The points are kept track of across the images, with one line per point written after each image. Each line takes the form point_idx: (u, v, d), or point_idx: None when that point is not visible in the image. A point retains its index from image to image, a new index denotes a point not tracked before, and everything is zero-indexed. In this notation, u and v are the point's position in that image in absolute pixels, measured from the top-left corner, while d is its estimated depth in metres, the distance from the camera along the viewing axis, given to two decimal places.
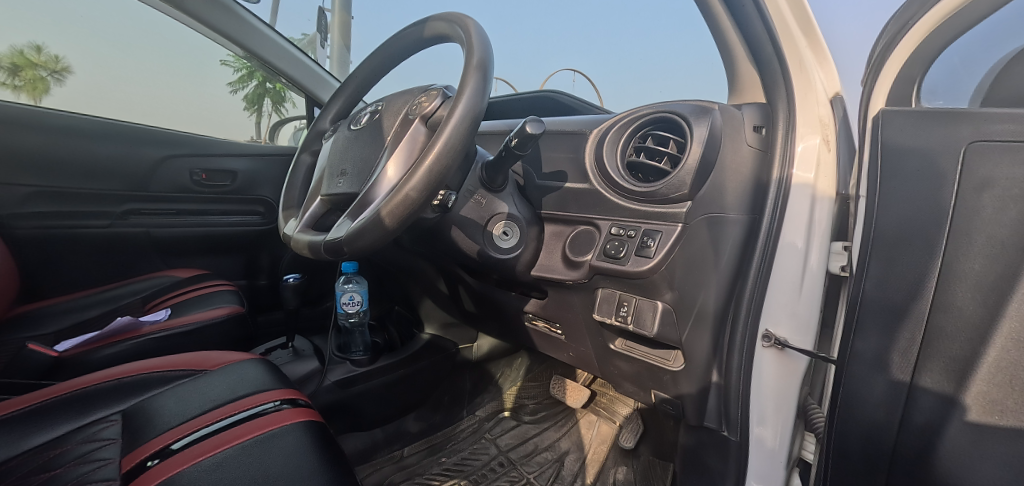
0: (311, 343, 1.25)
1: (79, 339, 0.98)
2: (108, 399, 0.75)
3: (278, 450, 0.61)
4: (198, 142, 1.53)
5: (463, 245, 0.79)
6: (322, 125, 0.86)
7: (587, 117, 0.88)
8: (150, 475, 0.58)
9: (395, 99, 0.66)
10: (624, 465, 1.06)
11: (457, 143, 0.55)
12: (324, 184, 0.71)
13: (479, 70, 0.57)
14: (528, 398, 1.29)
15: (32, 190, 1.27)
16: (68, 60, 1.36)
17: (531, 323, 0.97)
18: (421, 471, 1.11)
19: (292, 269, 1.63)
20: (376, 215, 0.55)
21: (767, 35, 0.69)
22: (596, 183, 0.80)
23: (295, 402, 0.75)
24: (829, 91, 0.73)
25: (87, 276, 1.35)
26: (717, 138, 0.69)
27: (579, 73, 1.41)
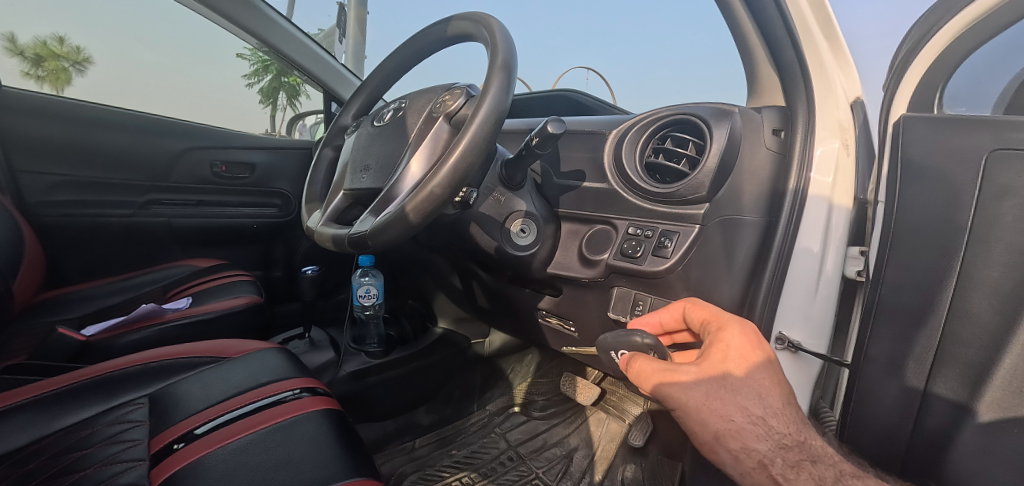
0: (327, 334, 1.28)
1: (104, 325, 1.00)
2: (135, 383, 0.77)
3: (299, 437, 0.63)
4: (218, 135, 1.55)
5: (481, 241, 0.81)
6: (344, 120, 0.88)
7: (607, 118, 0.89)
8: (178, 458, 0.60)
9: (418, 97, 0.68)
10: (632, 463, 1.08)
11: (481, 142, 0.56)
12: (347, 179, 0.73)
13: (503, 71, 0.58)
14: (538, 394, 1.30)
15: (59, 179, 1.31)
16: (89, 50, 1.40)
17: (545, 320, 0.97)
18: (431, 462, 1.13)
19: (308, 261, 1.66)
20: (400, 211, 0.56)
21: (789, 38, 0.69)
22: (613, 182, 0.80)
23: (315, 390, 0.76)
24: (850, 95, 0.73)
25: (110, 263, 1.39)
26: (737, 141, 0.69)
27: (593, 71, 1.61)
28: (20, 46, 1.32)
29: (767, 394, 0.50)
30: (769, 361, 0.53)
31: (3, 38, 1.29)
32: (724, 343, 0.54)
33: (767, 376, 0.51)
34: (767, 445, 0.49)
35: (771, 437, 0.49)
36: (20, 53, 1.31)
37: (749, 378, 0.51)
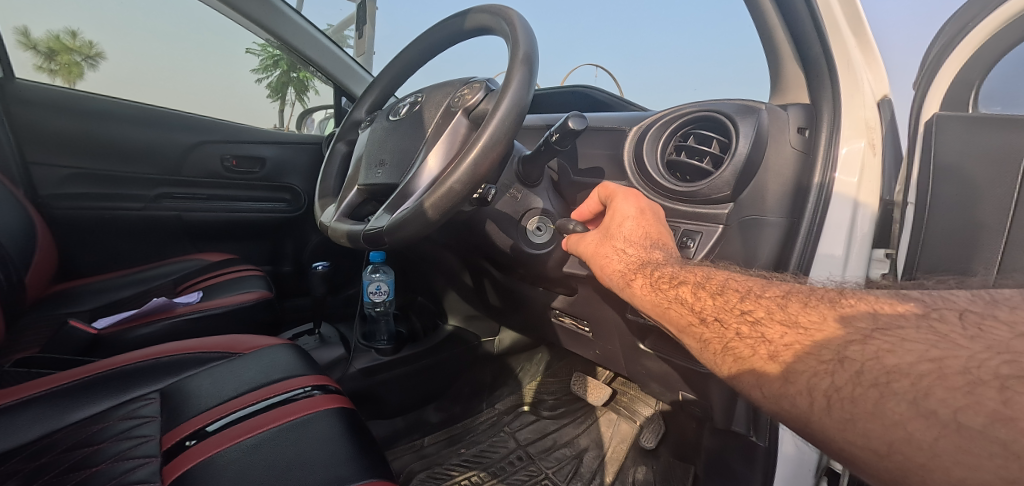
0: (337, 330, 1.28)
1: (115, 318, 1.00)
2: (146, 377, 0.77)
3: (311, 436, 0.62)
4: (230, 129, 1.55)
5: (497, 239, 0.80)
6: (357, 115, 0.87)
7: (626, 114, 0.86)
8: (191, 455, 0.59)
9: (435, 92, 0.66)
10: (643, 465, 1.06)
11: (502, 136, 0.55)
12: (362, 174, 0.72)
13: (525, 64, 0.57)
14: (547, 394, 1.29)
15: (71, 172, 1.32)
16: (101, 46, 1.40)
17: (558, 319, 0.96)
18: (441, 460, 1.13)
19: (317, 256, 1.65)
20: (418, 207, 0.55)
21: (816, 34, 0.68)
22: (633, 179, 0.78)
23: (326, 387, 0.75)
24: (877, 93, 0.71)
25: (121, 257, 1.40)
26: (764, 140, 0.67)
27: (602, 67, 1.29)
28: (34, 40, 1.33)
29: (637, 235, 0.63)
30: (644, 214, 0.65)
31: (18, 33, 1.30)
32: (612, 206, 0.67)
33: (641, 224, 0.64)
34: (622, 263, 0.60)
35: (624, 258, 0.61)
36: (33, 47, 1.32)
37: (624, 226, 0.64)
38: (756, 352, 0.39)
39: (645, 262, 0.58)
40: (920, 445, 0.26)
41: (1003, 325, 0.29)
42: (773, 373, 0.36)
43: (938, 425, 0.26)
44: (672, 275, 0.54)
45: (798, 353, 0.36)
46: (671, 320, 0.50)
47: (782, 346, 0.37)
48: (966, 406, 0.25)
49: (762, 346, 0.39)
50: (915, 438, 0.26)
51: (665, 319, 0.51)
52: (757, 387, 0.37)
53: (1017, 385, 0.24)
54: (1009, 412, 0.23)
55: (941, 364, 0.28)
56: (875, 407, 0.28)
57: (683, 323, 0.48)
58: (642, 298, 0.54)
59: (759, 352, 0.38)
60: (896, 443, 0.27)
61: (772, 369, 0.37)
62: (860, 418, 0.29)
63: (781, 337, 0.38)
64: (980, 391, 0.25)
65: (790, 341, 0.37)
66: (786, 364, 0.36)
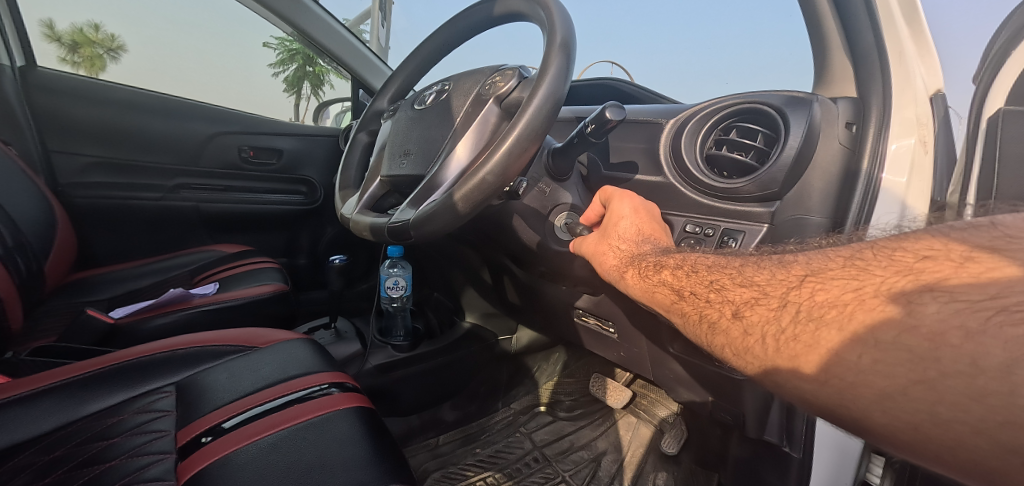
0: (353, 325, 1.26)
1: (132, 308, 1.00)
2: (162, 369, 0.75)
3: (332, 437, 0.60)
4: (248, 120, 1.53)
5: (523, 235, 0.77)
6: (380, 104, 0.84)
7: (661, 107, 0.83)
8: (207, 452, 0.58)
9: (464, 79, 0.63)
10: (663, 471, 1.04)
11: (537, 127, 0.52)
12: (385, 165, 0.70)
13: (563, 50, 0.53)
14: (564, 395, 1.26)
15: (92, 161, 1.32)
16: (123, 38, 1.39)
17: (582, 319, 0.92)
18: (455, 460, 1.11)
19: (333, 249, 1.64)
20: (448, 199, 0.52)
21: (869, 18, 0.64)
22: (670, 174, 0.74)
23: (344, 385, 0.73)
24: (930, 88, 0.65)
25: (138, 247, 1.40)
26: (816, 134, 0.63)
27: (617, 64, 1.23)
28: (58, 32, 1.33)
29: (634, 232, 0.62)
30: (643, 215, 0.64)
31: (43, 25, 1.31)
32: (608, 207, 0.66)
33: (639, 222, 0.63)
34: (615, 257, 0.60)
35: (617, 252, 0.60)
36: (57, 39, 1.32)
37: (620, 225, 0.63)
38: (724, 316, 0.43)
39: (634, 252, 0.59)
40: (855, 366, 0.30)
41: (911, 254, 0.33)
42: (738, 330, 0.41)
43: (860, 343, 0.31)
44: (655, 259, 0.55)
45: (757, 310, 0.40)
46: (656, 302, 0.51)
47: (747, 314, 0.41)
48: (881, 323, 0.30)
49: (729, 310, 0.43)
50: (845, 359, 0.31)
51: (651, 301, 0.52)
52: (726, 347, 0.41)
53: (917, 298, 0.29)
54: (913, 321, 0.29)
55: (862, 292, 0.33)
56: (813, 340, 0.34)
57: (665, 302, 0.50)
58: (632, 286, 0.55)
59: (727, 315, 0.43)
60: (831, 367, 0.32)
61: (736, 327, 0.41)
62: (801, 353, 0.34)
63: (744, 300, 0.42)
64: (890, 308, 0.30)
65: (750, 302, 0.42)
66: (747, 321, 0.40)
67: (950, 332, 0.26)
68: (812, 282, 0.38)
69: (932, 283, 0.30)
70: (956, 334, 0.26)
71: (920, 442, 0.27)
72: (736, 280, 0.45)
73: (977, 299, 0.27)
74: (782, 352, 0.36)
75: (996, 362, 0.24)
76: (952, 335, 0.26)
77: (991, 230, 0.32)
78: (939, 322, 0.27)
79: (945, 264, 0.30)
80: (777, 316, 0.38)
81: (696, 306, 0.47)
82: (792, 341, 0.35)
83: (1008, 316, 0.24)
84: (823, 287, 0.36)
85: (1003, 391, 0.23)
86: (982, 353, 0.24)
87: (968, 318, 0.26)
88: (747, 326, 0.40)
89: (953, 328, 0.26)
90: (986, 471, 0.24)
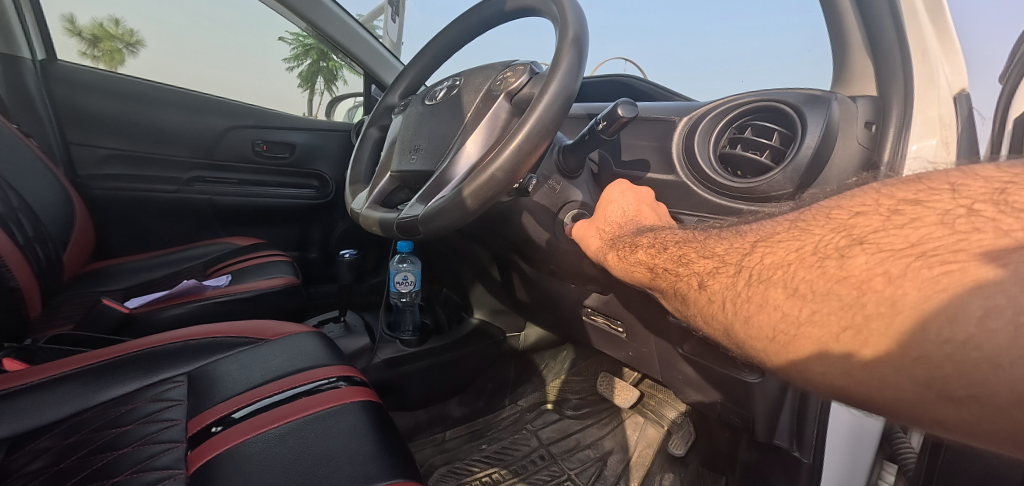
0: (363, 319, 1.27)
1: (148, 297, 1.02)
2: (174, 360, 0.76)
3: (340, 429, 0.61)
4: (260, 114, 1.54)
5: (532, 232, 0.77)
6: (391, 99, 0.84)
7: (676, 104, 0.81)
8: (216, 442, 0.58)
9: (475, 75, 0.63)
10: (670, 472, 1.03)
11: (548, 123, 0.51)
12: (395, 160, 0.70)
13: (574, 46, 0.53)
14: (571, 393, 1.25)
15: (110, 152, 1.35)
16: (140, 33, 1.41)
17: (590, 318, 0.92)
18: (462, 455, 1.12)
19: (344, 244, 1.64)
20: (457, 196, 0.52)
21: (891, 16, 0.63)
22: (683, 173, 0.73)
23: (352, 379, 0.74)
24: (954, 86, 0.62)
25: (154, 239, 1.43)
26: (834, 133, 0.62)
27: (631, 62, 1.17)
28: (79, 27, 1.36)
29: (621, 216, 0.63)
30: (634, 199, 0.64)
31: (64, 20, 1.34)
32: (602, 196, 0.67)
33: (629, 207, 0.64)
34: (599, 244, 0.61)
35: (603, 238, 0.61)
36: (78, 33, 1.36)
37: (608, 209, 0.64)
38: (693, 288, 0.43)
39: (616, 234, 0.60)
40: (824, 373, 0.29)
41: (845, 212, 0.34)
42: (703, 299, 0.41)
43: (800, 299, 0.31)
44: (632, 239, 0.56)
45: (717, 278, 0.40)
46: (637, 281, 0.52)
47: (709, 285, 0.40)
48: (817, 276, 0.31)
49: (696, 281, 0.43)
50: (788, 315, 0.31)
51: (633, 280, 0.53)
52: (698, 316, 0.41)
53: (848, 252, 0.30)
54: (844, 272, 0.29)
55: (802, 251, 0.34)
56: (763, 300, 0.34)
57: (644, 280, 0.51)
58: (612, 263, 0.56)
59: (694, 286, 0.42)
60: (778, 324, 0.32)
61: (702, 297, 0.41)
62: (754, 314, 0.34)
63: (707, 270, 0.42)
64: (824, 263, 0.31)
65: (712, 272, 0.41)
66: (710, 290, 0.40)
67: (874, 279, 0.27)
68: (761, 247, 0.38)
69: (863, 237, 0.30)
70: (879, 280, 0.27)
71: (853, 380, 0.27)
72: (698, 253, 0.45)
73: (897, 248, 0.27)
74: (739, 314, 0.36)
75: (911, 301, 0.25)
76: (876, 282, 0.27)
77: (916, 183, 0.33)
78: (866, 270, 0.28)
79: (873, 218, 0.31)
80: (734, 281, 0.38)
81: (670, 283, 0.46)
82: (746, 302, 0.35)
83: (923, 260, 0.25)
84: (770, 250, 0.37)
85: (915, 328, 0.24)
86: (899, 294, 0.25)
87: (891, 265, 0.27)
88: (710, 294, 0.40)
89: (877, 274, 0.27)
90: (910, 410, 0.25)
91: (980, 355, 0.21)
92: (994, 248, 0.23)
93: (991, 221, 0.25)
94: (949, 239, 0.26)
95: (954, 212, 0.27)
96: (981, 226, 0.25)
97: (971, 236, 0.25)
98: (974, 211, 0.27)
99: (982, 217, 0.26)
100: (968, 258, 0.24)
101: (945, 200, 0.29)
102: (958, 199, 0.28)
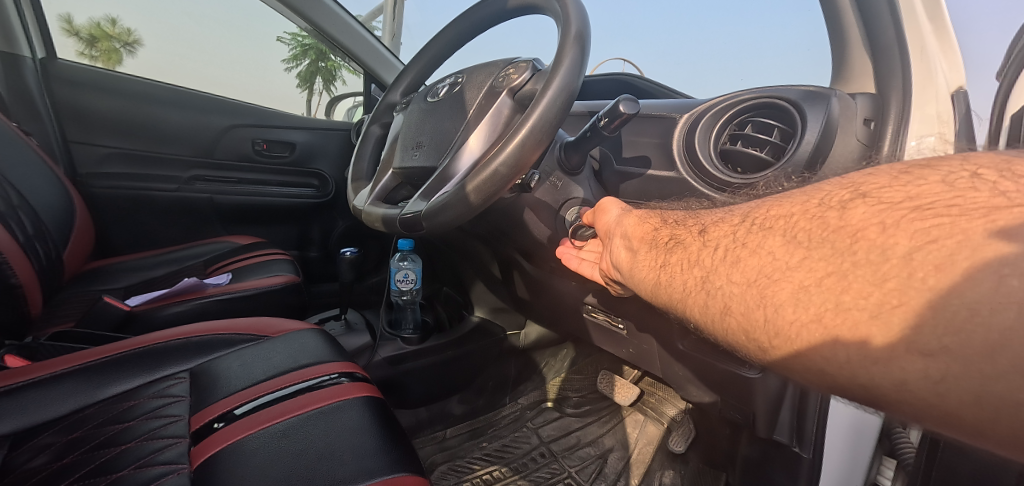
0: (362, 317, 1.27)
1: (148, 295, 1.01)
2: (176, 357, 0.76)
3: (342, 423, 0.61)
4: (260, 113, 1.54)
5: (533, 228, 0.77)
6: (392, 97, 0.84)
7: (677, 100, 0.81)
8: (217, 439, 0.58)
9: (477, 72, 0.63)
10: (671, 469, 1.03)
11: (551, 119, 0.52)
12: (397, 157, 0.70)
13: (577, 42, 0.53)
14: (572, 391, 1.26)
15: (109, 151, 1.35)
16: (139, 33, 1.41)
17: (591, 315, 0.92)
18: (462, 454, 1.12)
19: (344, 242, 1.64)
20: (460, 191, 0.52)
21: (889, 13, 0.64)
22: (682, 169, 0.74)
23: (354, 375, 0.74)
24: (952, 84, 0.62)
25: (154, 238, 1.43)
26: (833, 130, 0.62)
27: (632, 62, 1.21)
28: (77, 26, 1.35)
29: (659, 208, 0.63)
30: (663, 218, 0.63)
31: (61, 19, 1.34)
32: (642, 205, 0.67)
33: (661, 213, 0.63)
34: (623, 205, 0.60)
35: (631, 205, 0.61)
36: (76, 33, 1.35)
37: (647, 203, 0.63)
38: (693, 235, 0.44)
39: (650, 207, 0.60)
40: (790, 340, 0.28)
41: (858, 174, 0.35)
42: (699, 242, 0.41)
43: (795, 247, 0.31)
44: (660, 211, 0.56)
45: (719, 228, 0.40)
46: (640, 230, 0.52)
47: (712, 229, 0.42)
48: (814, 227, 0.31)
49: (699, 229, 0.44)
50: (777, 260, 0.32)
51: (635, 230, 0.52)
52: (682, 259, 0.42)
53: (851, 204, 0.31)
54: (841, 223, 0.30)
55: (806, 204, 0.34)
56: (757, 244, 0.34)
57: (637, 236, 0.51)
58: (626, 217, 0.56)
59: (695, 233, 0.43)
60: (764, 267, 0.32)
61: (698, 241, 0.42)
62: (743, 257, 0.35)
63: (714, 222, 0.43)
64: (825, 214, 0.31)
65: (719, 222, 0.42)
66: (709, 236, 0.41)
67: (869, 229, 0.28)
68: (771, 204, 0.39)
69: (866, 191, 0.31)
70: (874, 229, 0.28)
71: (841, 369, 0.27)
72: (712, 213, 0.46)
73: (897, 201, 0.28)
74: (728, 257, 0.36)
75: (901, 250, 0.25)
76: (870, 231, 0.28)
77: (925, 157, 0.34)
78: (863, 220, 0.29)
79: (883, 177, 0.32)
80: (735, 228, 0.39)
81: (673, 229, 0.48)
82: (740, 247, 0.36)
83: (919, 214, 0.26)
84: (777, 205, 0.38)
85: (900, 276, 0.24)
86: (891, 243, 0.26)
87: (887, 217, 0.28)
88: (706, 240, 0.41)
89: (872, 224, 0.28)
90: None
91: (961, 302, 0.22)
92: (989, 205, 0.24)
93: (992, 183, 0.26)
94: (947, 196, 0.27)
95: (958, 175, 0.28)
96: (979, 185, 0.26)
97: (967, 195, 0.26)
98: (977, 175, 0.28)
99: (984, 180, 0.27)
100: (960, 214, 0.25)
101: (954, 164, 0.30)
102: (966, 165, 0.29)
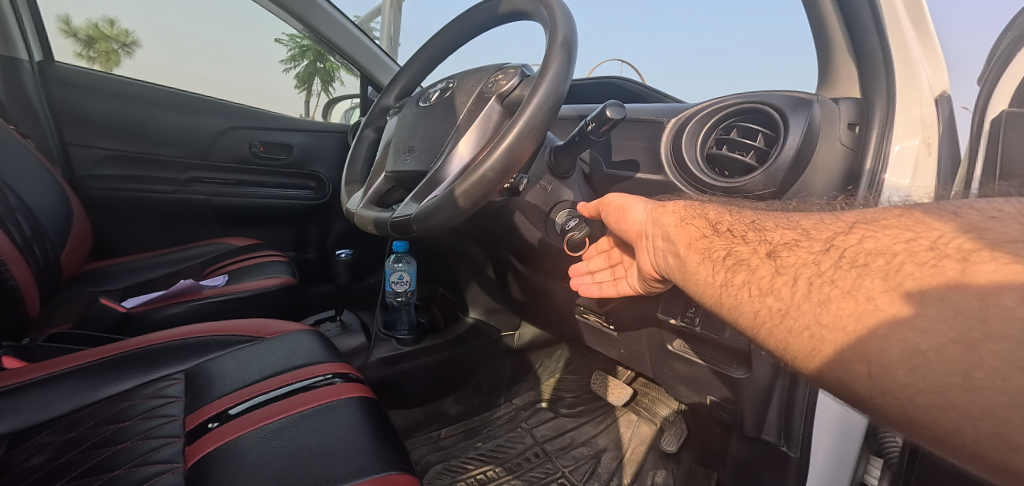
0: (358, 318, 1.28)
1: (145, 297, 1.02)
2: (172, 358, 0.77)
3: (336, 423, 0.62)
4: (257, 115, 1.55)
5: (525, 231, 0.79)
6: (386, 101, 0.85)
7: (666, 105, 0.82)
8: (211, 438, 0.59)
9: (467, 77, 0.65)
10: (662, 468, 1.04)
11: (538, 125, 0.53)
12: (390, 161, 0.71)
13: (563, 49, 0.54)
14: (566, 391, 1.26)
15: (107, 153, 1.36)
16: (137, 34, 1.42)
17: (583, 316, 0.93)
18: (457, 453, 1.12)
19: (341, 243, 1.65)
20: (448, 195, 0.53)
21: (873, 20, 0.65)
22: (671, 174, 0.75)
23: (348, 376, 0.75)
24: (935, 89, 0.64)
25: (151, 239, 1.44)
26: (814, 135, 0.63)
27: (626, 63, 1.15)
28: (74, 28, 1.36)
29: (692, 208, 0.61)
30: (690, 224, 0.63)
31: (59, 20, 1.35)
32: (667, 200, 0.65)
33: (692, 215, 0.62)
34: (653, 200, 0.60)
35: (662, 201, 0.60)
36: (74, 34, 1.36)
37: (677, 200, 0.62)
38: (758, 255, 0.41)
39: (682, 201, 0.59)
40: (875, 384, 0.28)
41: (980, 213, 0.31)
42: (771, 269, 0.39)
43: (905, 300, 0.28)
44: (700, 210, 0.54)
45: (797, 254, 0.38)
46: (685, 235, 0.50)
47: (785, 254, 0.39)
48: (931, 277, 0.28)
49: (766, 250, 0.41)
50: (882, 310, 0.29)
51: (677, 232, 0.51)
52: (749, 282, 0.39)
53: (975, 256, 0.27)
54: (965, 279, 0.26)
55: (915, 245, 0.31)
56: (853, 285, 0.31)
57: (682, 241, 0.50)
58: (662, 215, 0.55)
59: (761, 254, 0.41)
60: (865, 317, 0.29)
61: (768, 266, 0.39)
62: (833, 297, 0.32)
63: (786, 244, 0.40)
64: (944, 263, 0.28)
65: (793, 245, 0.39)
66: (782, 261, 0.38)
67: (1006, 293, 0.24)
68: (861, 231, 0.36)
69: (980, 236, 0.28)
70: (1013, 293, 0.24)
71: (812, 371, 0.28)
72: (777, 227, 0.44)
73: None
74: (814, 295, 0.33)
75: None
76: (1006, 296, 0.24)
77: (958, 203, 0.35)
78: (994, 280, 0.25)
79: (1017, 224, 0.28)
80: (818, 260, 0.36)
81: (729, 241, 0.46)
82: (830, 285, 0.33)
83: None
84: (870, 235, 0.34)
85: None
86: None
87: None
88: (780, 266, 0.38)
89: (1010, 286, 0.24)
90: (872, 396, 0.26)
91: None
92: None
93: None
94: None
95: None
96: None
97: None
98: None
99: None
100: None
101: None
102: None
